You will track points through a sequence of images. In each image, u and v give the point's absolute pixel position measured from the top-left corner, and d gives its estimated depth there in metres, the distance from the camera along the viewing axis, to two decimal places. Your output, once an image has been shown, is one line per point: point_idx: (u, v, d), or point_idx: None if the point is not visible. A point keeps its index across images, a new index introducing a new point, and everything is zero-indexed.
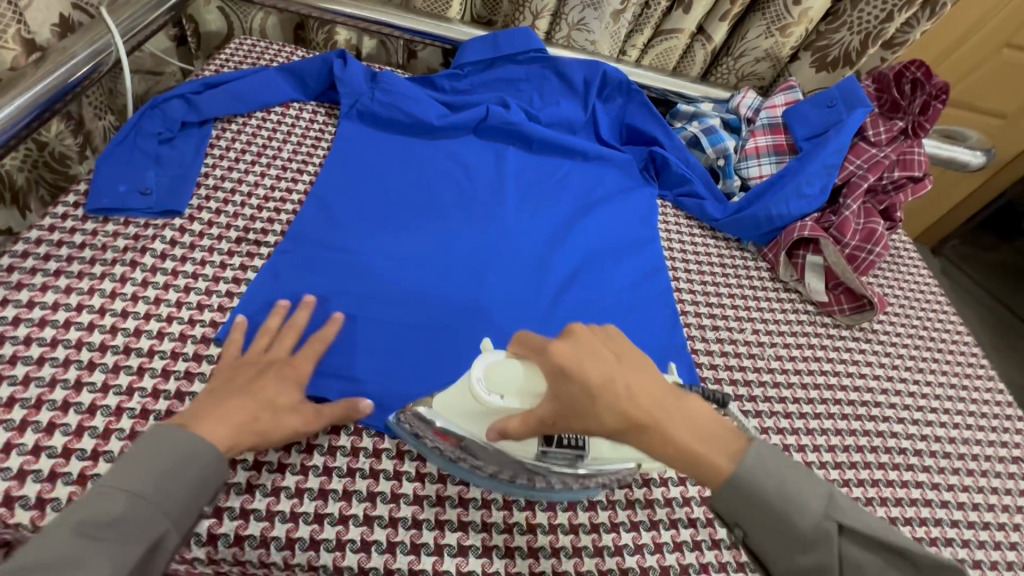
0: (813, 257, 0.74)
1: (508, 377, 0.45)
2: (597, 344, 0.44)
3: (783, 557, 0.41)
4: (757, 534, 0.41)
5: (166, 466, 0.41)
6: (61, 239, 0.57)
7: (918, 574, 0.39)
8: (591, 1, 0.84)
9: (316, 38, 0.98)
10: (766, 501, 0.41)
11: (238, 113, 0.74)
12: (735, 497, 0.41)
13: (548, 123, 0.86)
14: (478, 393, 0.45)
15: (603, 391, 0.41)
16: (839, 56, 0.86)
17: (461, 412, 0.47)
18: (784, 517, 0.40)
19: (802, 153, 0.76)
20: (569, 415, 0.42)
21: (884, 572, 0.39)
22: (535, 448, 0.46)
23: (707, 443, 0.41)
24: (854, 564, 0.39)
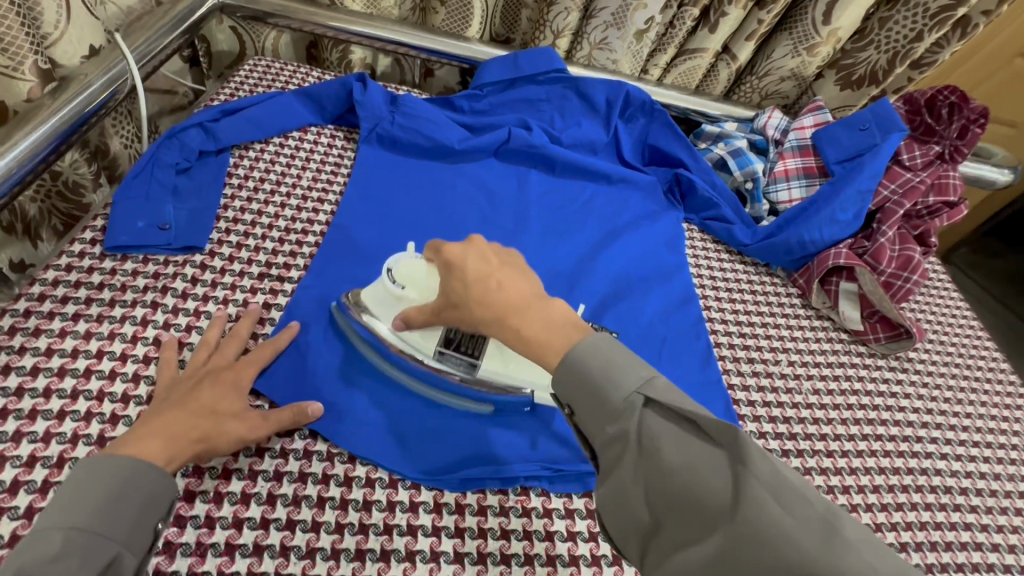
0: (846, 284, 0.72)
1: (413, 275, 0.54)
2: (487, 252, 0.49)
3: (597, 429, 0.39)
4: (579, 408, 0.40)
5: (106, 489, 0.39)
6: (79, 280, 0.55)
7: (707, 441, 0.36)
8: (614, 21, 0.82)
9: (331, 57, 0.96)
10: (587, 374, 0.39)
11: (255, 139, 0.71)
12: (564, 375, 0.40)
13: (570, 145, 0.85)
14: (389, 284, 0.55)
15: (477, 285, 0.46)
16: (865, 74, 0.84)
17: (379, 306, 0.56)
18: (595, 389, 0.39)
19: (835, 177, 0.74)
20: (448, 301, 0.48)
21: (679, 443, 0.36)
22: (435, 346, 0.53)
23: (553, 330, 0.43)
24: (653, 433, 0.37)
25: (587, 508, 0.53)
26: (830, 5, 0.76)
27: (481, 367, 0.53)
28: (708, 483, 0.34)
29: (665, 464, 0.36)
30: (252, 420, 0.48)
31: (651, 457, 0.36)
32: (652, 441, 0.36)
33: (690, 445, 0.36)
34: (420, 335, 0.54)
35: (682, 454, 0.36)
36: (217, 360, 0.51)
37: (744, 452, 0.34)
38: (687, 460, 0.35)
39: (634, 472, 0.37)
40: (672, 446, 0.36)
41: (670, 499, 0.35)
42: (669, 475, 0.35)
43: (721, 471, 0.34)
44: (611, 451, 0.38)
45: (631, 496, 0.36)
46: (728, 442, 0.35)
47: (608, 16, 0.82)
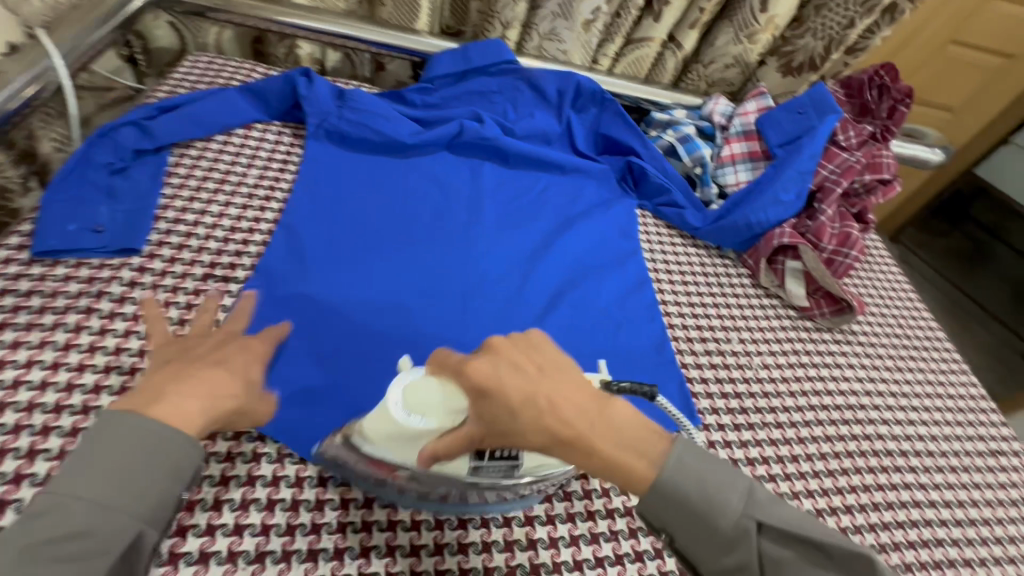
0: (792, 262, 0.74)
1: (425, 397, 0.42)
2: (516, 356, 0.39)
3: (709, 558, 0.38)
4: (685, 537, 0.38)
5: (119, 456, 0.36)
6: (6, 288, 0.52)
7: (837, 567, 0.36)
8: (561, 11, 0.83)
9: (277, 52, 0.94)
10: (689, 504, 0.37)
11: (196, 137, 0.69)
12: (662, 506, 0.37)
13: (523, 136, 0.86)
14: (396, 416, 0.42)
15: (525, 409, 0.37)
16: (805, 61, 0.86)
17: (385, 439, 0.43)
18: (702, 517, 0.37)
19: (778, 159, 0.77)
20: (495, 431, 0.39)
21: (805, 573, 0.36)
22: (468, 464, 0.42)
23: (631, 452, 0.37)
24: (772, 560, 0.36)
25: (545, 492, 0.54)
26: None
27: (524, 469, 0.44)
28: None
29: None
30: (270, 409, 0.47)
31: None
32: (774, 571, 0.36)
33: (816, 573, 0.36)
34: (446, 460, 0.42)
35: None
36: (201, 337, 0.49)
37: (871, 573, 0.35)
38: None
39: None
40: (796, 573, 0.36)
41: None
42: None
43: None
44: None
45: None
46: (861, 570, 0.35)
47: (555, 6, 0.83)
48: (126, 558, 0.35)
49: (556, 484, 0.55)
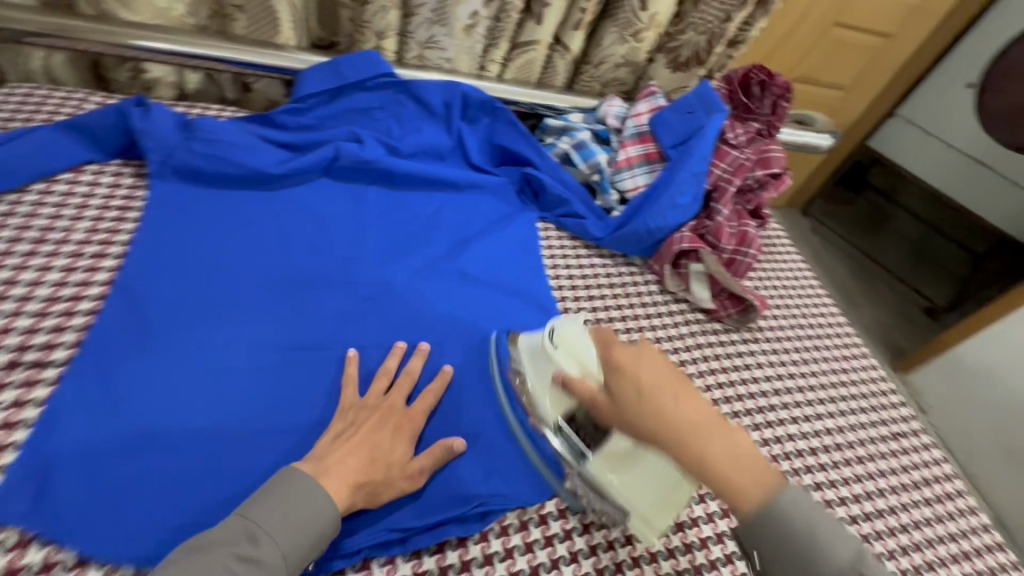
0: (695, 265, 0.73)
1: (580, 350, 0.52)
2: (659, 355, 0.44)
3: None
4: (775, 563, 0.40)
5: (280, 517, 0.42)
6: None
7: None
8: (437, 17, 0.77)
9: (120, 77, 0.82)
10: (792, 535, 0.39)
11: (6, 189, 0.59)
12: (757, 527, 0.40)
13: (411, 153, 0.80)
14: (547, 346, 0.53)
15: (652, 396, 0.42)
16: (691, 56, 0.84)
17: (537, 366, 0.55)
18: (805, 553, 0.38)
19: (671, 162, 0.75)
20: (617, 409, 0.44)
21: None
22: (558, 419, 0.52)
23: (739, 467, 0.40)
24: None
25: (439, 565, 0.49)
26: None
27: (588, 463, 0.50)
28: None
29: None
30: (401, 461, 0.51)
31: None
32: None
33: None
34: (553, 400, 0.52)
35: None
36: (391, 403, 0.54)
37: None
38: None
39: None
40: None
41: None
42: None
43: None
44: None
45: None
46: None
47: (429, 13, 0.77)
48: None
49: (452, 553, 0.50)
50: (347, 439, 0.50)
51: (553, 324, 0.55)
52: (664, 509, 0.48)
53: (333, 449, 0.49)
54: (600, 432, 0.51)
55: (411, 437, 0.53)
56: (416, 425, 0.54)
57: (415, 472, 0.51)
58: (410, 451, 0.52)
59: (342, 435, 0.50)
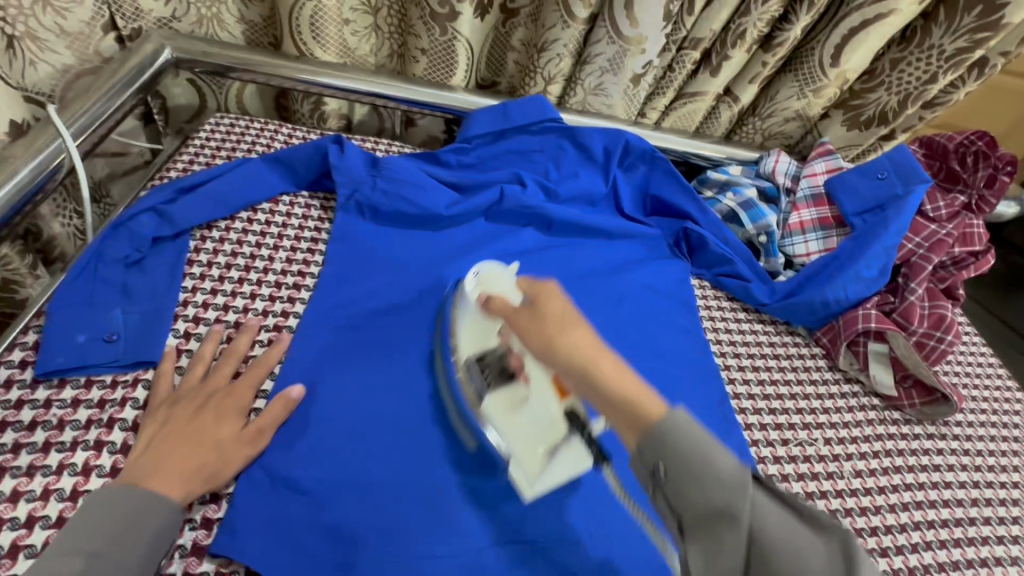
0: (876, 345, 0.67)
1: (495, 286, 0.56)
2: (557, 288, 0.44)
3: (695, 497, 0.36)
4: (673, 476, 0.36)
5: (113, 533, 0.41)
6: (5, 421, 0.46)
7: (814, 533, 0.35)
8: (611, 66, 0.76)
9: (301, 109, 0.87)
10: (684, 451, 0.36)
11: (218, 217, 0.63)
12: (648, 450, 0.37)
13: (567, 198, 0.78)
14: (473, 281, 0.59)
15: (553, 318, 0.42)
16: (874, 115, 0.79)
17: (468, 316, 0.57)
18: (698, 459, 0.36)
19: (856, 231, 0.69)
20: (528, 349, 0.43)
21: (790, 531, 0.35)
22: (470, 355, 0.55)
23: (619, 376, 0.39)
24: (760, 515, 0.35)
25: None
26: (839, 46, 0.71)
27: (485, 398, 0.53)
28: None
29: (767, 545, 0.34)
30: (252, 436, 0.49)
31: (754, 533, 0.35)
32: (759, 523, 0.35)
33: (790, 530, 0.35)
34: (468, 336, 0.56)
35: (782, 531, 0.35)
36: (215, 380, 0.52)
37: (853, 550, 0.33)
38: (785, 539, 0.34)
39: (736, 543, 0.35)
40: (774, 520, 0.35)
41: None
42: (774, 554, 0.34)
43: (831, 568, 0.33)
44: (711, 520, 0.36)
45: (722, 553, 0.35)
46: (842, 538, 0.34)
47: (604, 62, 0.76)
48: None
49: None
50: (173, 426, 0.48)
51: (479, 269, 0.60)
52: (535, 460, 0.50)
53: (161, 438, 0.47)
54: (504, 373, 0.52)
55: (241, 411, 0.50)
56: (244, 399, 0.51)
57: (252, 435, 0.49)
58: (242, 421, 0.50)
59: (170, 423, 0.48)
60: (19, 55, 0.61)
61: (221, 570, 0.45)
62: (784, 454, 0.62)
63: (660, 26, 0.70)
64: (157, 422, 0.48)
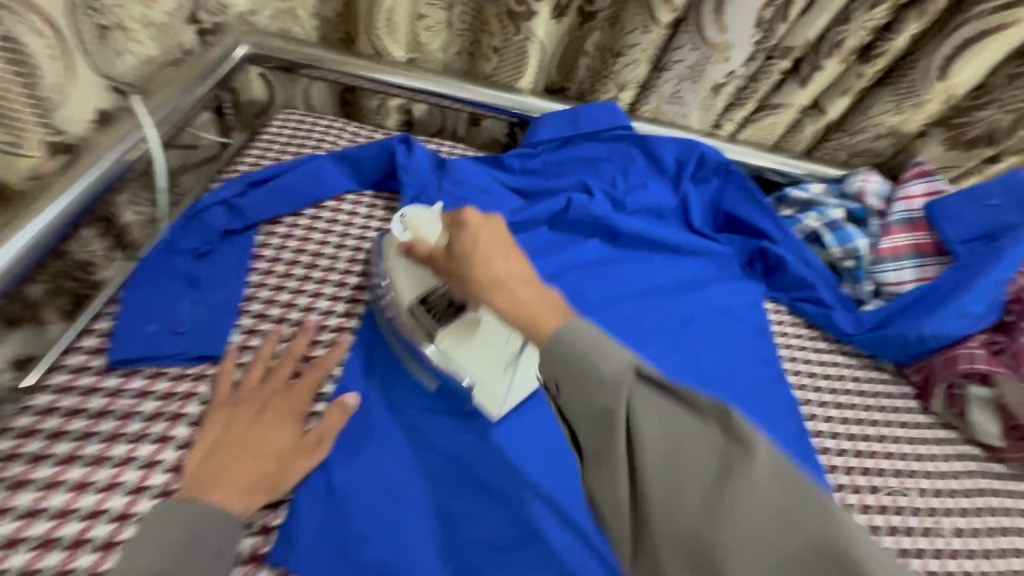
0: (978, 389, 0.60)
1: (425, 228, 0.52)
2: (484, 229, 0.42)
3: (579, 404, 0.34)
4: (563, 388, 0.35)
5: (176, 548, 0.39)
6: (75, 408, 0.46)
7: (698, 419, 0.32)
8: (691, 75, 0.72)
9: (370, 105, 0.87)
10: (572, 352, 0.35)
11: (285, 213, 0.62)
12: (548, 359, 0.35)
13: (634, 210, 0.74)
14: (400, 230, 0.53)
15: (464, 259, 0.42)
16: (980, 134, 0.72)
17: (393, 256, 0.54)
18: (580, 364, 0.34)
19: (960, 260, 0.63)
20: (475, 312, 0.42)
21: (669, 422, 0.32)
22: (409, 301, 0.52)
23: (541, 306, 0.38)
24: (644, 413, 0.33)
25: None
26: (949, 58, 0.65)
27: (439, 340, 0.52)
28: (692, 469, 0.31)
29: (647, 439, 0.32)
30: (309, 446, 0.47)
31: (636, 430, 0.33)
32: (641, 418, 0.32)
33: (677, 422, 0.32)
34: (405, 279, 0.53)
35: (665, 428, 0.32)
36: (272, 381, 0.50)
37: (736, 436, 0.31)
38: (666, 434, 0.32)
39: (618, 451, 0.33)
40: (655, 416, 0.33)
41: (653, 486, 0.31)
42: (657, 455, 0.32)
43: (711, 456, 0.32)
44: (597, 428, 0.33)
45: (611, 466, 0.33)
46: (724, 425, 0.32)
47: (683, 69, 0.72)
48: None
49: None
50: (224, 438, 0.46)
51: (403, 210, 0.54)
52: (497, 375, 0.53)
53: (209, 456, 0.45)
54: (451, 310, 0.52)
55: (298, 418, 0.49)
56: (300, 403, 0.50)
57: (311, 444, 0.48)
58: (299, 429, 0.48)
59: (215, 444, 0.46)
60: (110, 43, 0.57)
61: None
62: (874, 503, 0.57)
63: (751, 34, 0.66)
64: (217, 426, 0.47)
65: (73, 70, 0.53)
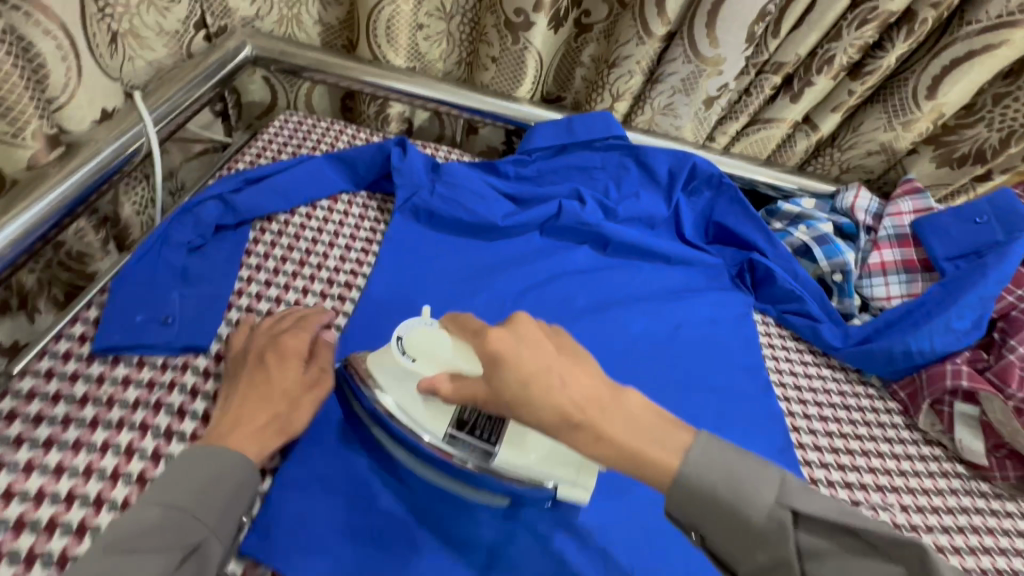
0: (963, 406, 0.60)
1: (430, 349, 0.44)
2: (534, 336, 0.39)
3: (744, 559, 0.37)
4: (714, 533, 0.38)
5: (192, 486, 0.41)
6: (59, 393, 0.47)
7: (886, 558, 0.35)
8: (684, 87, 0.73)
9: (367, 111, 0.87)
10: (715, 494, 0.36)
11: (279, 210, 0.63)
12: (680, 502, 0.37)
13: (626, 218, 0.75)
14: (399, 356, 0.45)
15: (535, 380, 0.36)
16: (970, 152, 0.73)
17: (401, 389, 0.47)
18: (730, 511, 0.37)
19: (948, 276, 0.63)
20: (501, 405, 0.38)
21: (846, 560, 0.36)
22: (445, 429, 0.46)
23: (644, 437, 0.37)
24: (815, 551, 0.36)
25: None
26: (937, 77, 0.66)
27: (498, 456, 0.46)
28: None
29: None
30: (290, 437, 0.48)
31: None
32: (816, 563, 0.36)
33: (858, 560, 0.35)
34: (429, 412, 0.46)
35: (842, 566, 0.36)
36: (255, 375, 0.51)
37: (907, 563, 0.35)
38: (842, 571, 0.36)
39: None
40: (828, 556, 0.36)
41: None
42: None
43: None
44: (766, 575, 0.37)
45: None
46: (916, 562, 0.34)
47: (677, 82, 0.73)
48: (187, 565, 0.39)
49: None
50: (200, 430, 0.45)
51: (399, 331, 0.46)
52: (581, 472, 0.45)
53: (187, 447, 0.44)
54: (493, 421, 0.46)
55: None
56: None
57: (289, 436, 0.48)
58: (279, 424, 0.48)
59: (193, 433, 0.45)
60: (121, 50, 0.62)
61: (247, 570, 0.45)
62: None
63: (742, 49, 0.67)
64: None
65: (78, 71, 0.54)
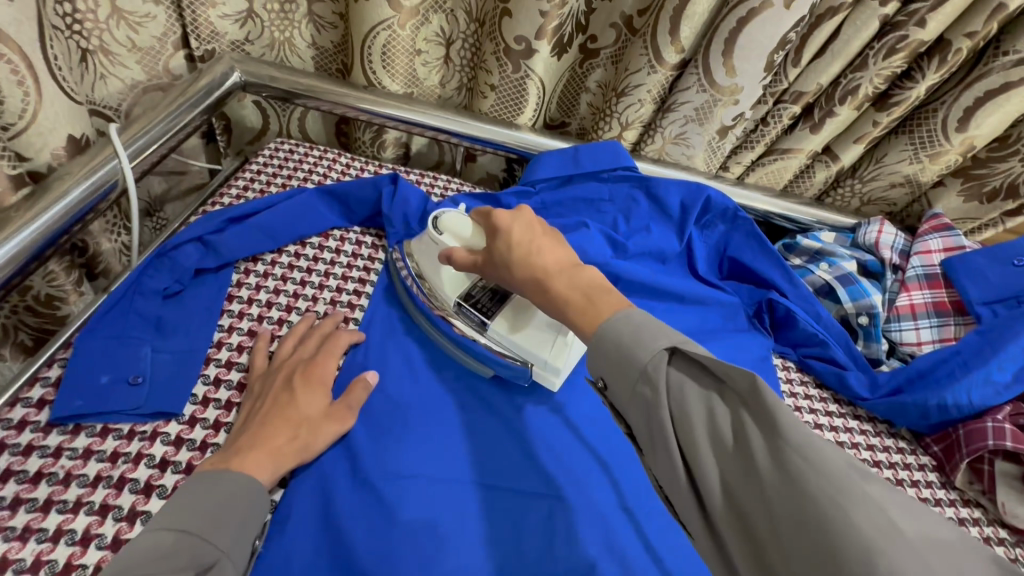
0: (1004, 465, 0.56)
1: (457, 226, 0.53)
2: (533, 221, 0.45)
3: (625, 398, 0.34)
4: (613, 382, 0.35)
5: (208, 507, 0.39)
6: (9, 470, 0.42)
7: (739, 399, 0.30)
8: (698, 116, 0.69)
9: (363, 137, 0.82)
10: (615, 336, 0.34)
11: (265, 250, 0.59)
12: (594, 347, 0.35)
13: (636, 254, 0.70)
14: (432, 231, 0.54)
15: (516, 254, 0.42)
16: (1000, 186, 0.69)
17: (427, 259, 0.56)
18: (619, 350, 0.33)
19: (985, 323, 0.59)
20: (494, 266, 0.45)
21: (708, 400, 0.31)
22: (455, 298, 0.55)
23: (588, 302, 0.37)
24: (681, 387, 0.32)
25: None
26: (970, 109, 0.62)
27: (490, 327, 0.53)
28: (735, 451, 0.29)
29: (689, 422, 0.30)
30: None
31: (677, 422, 0.31)
32: (677, 398, 0.31)
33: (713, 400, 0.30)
34: (447, 280, 0.55)
35: (704, 413, 0.31)
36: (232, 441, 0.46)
37: (769, 414, 0.29)
38: (703, 416, 0.30)
39: (655, 441, 0.32)
40: (691, 399, 0.31)
41: (693, 455, 0.30)
42: (695, 439, 0.30)
43: (748, 436, 0.29)
44: (637, 412, 0.33)
45: (659, 463, 0.32)
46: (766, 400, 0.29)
47: (690, 111, 0.69)
48: None
49: None
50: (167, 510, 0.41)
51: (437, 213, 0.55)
52: (560, 349, 0.52)
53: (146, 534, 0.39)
54: (497, 298, 0.55)
55: None
56: None
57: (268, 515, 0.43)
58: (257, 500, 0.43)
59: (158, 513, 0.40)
60: (91, 69, 0.60)
61: None
62: None
63: (760, 78, 0.63)
64: None
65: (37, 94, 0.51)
